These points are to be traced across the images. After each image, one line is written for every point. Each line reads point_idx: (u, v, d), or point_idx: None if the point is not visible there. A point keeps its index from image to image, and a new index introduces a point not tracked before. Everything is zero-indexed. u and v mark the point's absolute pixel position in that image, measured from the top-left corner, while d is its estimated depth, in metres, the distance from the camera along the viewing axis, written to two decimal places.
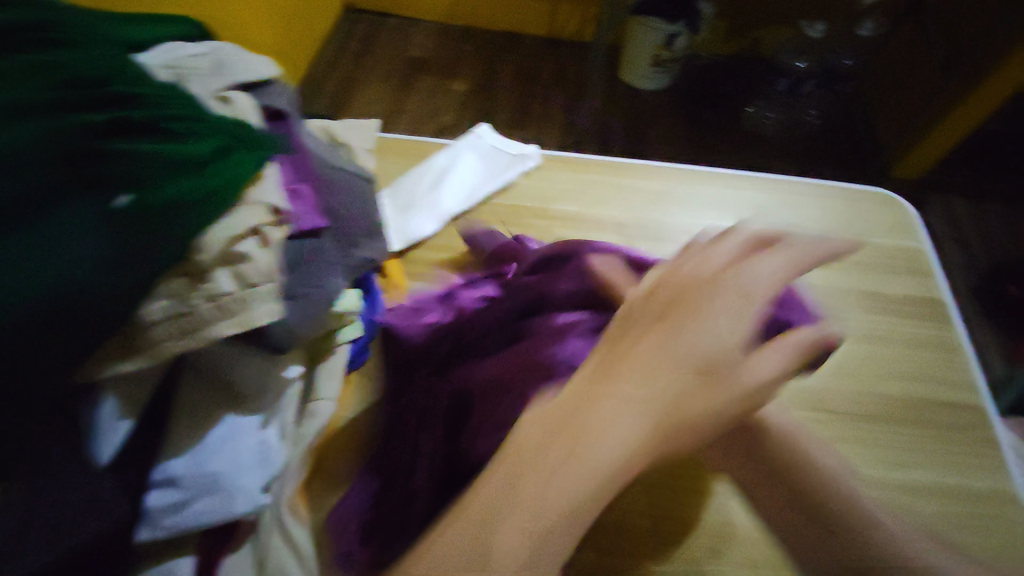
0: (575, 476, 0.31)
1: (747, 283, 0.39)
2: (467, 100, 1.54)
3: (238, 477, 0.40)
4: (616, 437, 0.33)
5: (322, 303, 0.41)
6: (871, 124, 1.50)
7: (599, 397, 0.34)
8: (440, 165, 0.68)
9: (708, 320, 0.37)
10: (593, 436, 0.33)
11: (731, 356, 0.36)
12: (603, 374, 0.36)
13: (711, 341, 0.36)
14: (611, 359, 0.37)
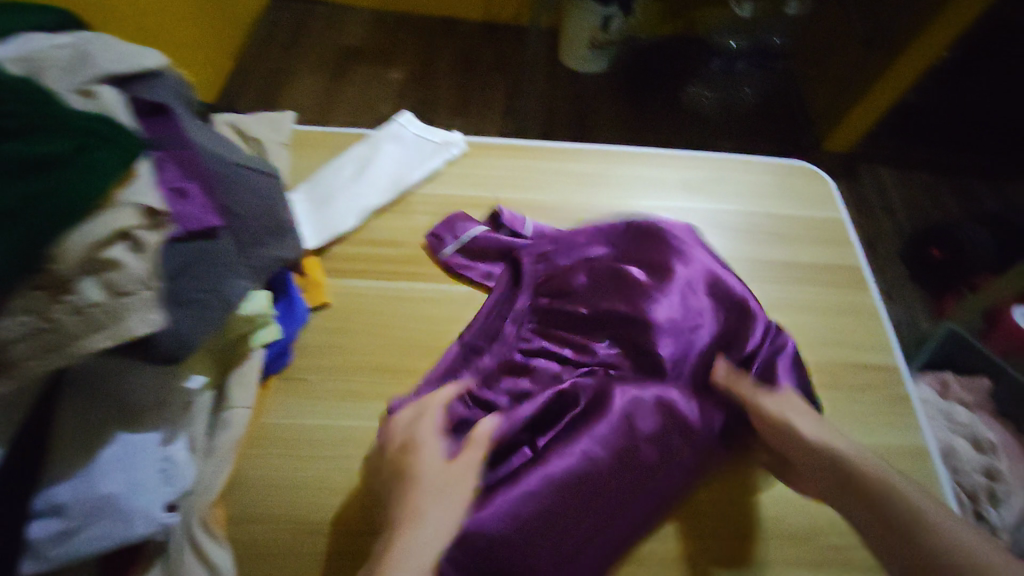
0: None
1: (433, 441, 0.44)
2: (406, 89, 1.49)
3: (133, 502, 0.37)
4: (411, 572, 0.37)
5: (219, 308, 0.39)
6: (804, 100, 1.55)
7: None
8: (361, 156, 0.65)
9: (420, 464, 0.42)
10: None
11: (439, 489, 0.41)
12: (408, 508, 0.40)
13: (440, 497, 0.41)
14: (410, 498, 0.41)
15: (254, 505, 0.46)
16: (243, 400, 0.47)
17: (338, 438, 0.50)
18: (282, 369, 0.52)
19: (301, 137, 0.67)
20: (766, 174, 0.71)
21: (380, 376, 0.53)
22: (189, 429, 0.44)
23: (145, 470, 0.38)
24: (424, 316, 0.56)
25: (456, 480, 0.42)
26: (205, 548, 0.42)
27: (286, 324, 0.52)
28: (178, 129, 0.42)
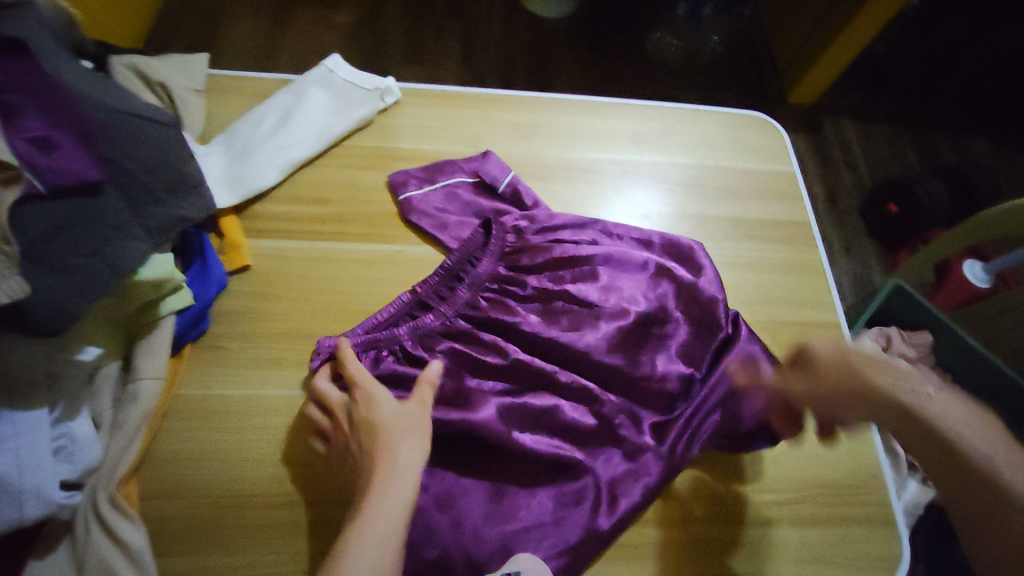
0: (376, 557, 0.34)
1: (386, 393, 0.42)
2: (355, 33, 1.39)
3: (19, 481, 0.34)
4: (388, 513, 0.36)
5: (104, 272, 0.37)
6: (770, 49, 1.51)
7: (354, 531, 0.35)
8: (284, 105, 0.60)
9: (376, 415, 0.41)
10: (365, 527, 0.35)
11: (400, 435, 0.40)
12: (375, 453, 0.39)
13: (404, 442, 0.39)
14: (372, 448, 0.39)
15: (172, 479, 0.44)
16: (152, 370, 0.43)
17: (263, 408, 0.47)
18: (198, 338, 0.49)
19: (218, 82, 0.61)
20: (717, 125, 0.68)
21: (305, 342, 0.50)
22: (94, 403, 0.41)
23: (33, 449, 0.35)
24: (356, 277, 0.53)
25: (416, 425, 0.41)
26: (115, 527, 0.38)
27: (199, 289, 0.48)
28: (44, 69, 0.36)
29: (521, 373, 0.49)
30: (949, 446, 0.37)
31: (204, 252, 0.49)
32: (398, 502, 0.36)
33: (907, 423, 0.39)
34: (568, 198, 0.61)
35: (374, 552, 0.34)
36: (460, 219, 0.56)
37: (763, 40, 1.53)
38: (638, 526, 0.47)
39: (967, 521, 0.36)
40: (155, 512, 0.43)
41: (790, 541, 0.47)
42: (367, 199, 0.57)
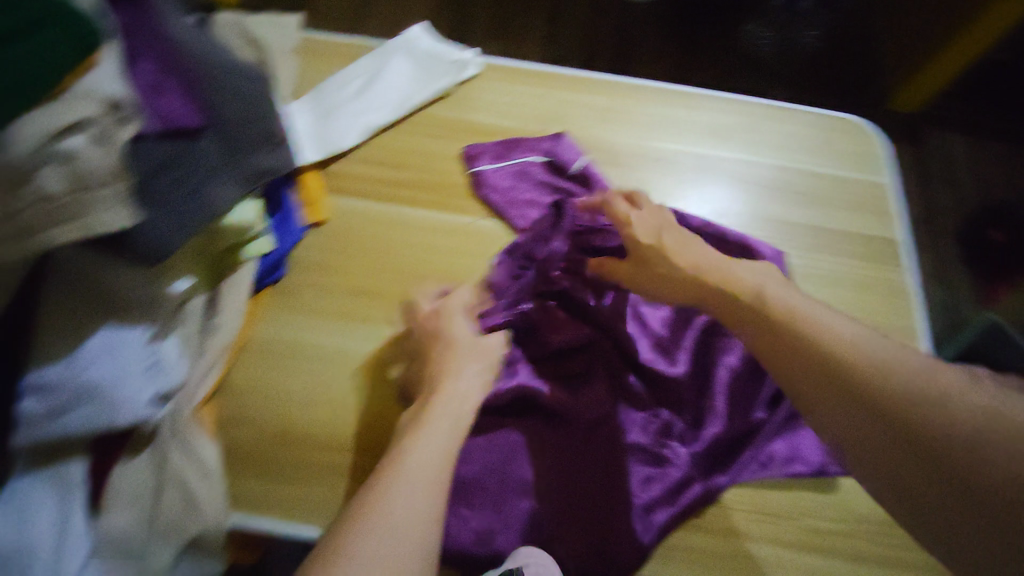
0: (435, 446, 0.37)
1: (462, 325, 0.46)
2: (439, 3, 1.40)
3: (115, 392, 0.38)
4: (450, 416, 0.39)
5: (195, 213, 0.39)
6: (876, 49, 1.39)
7: (420, 422, 0.39)
8: (371, 69, 0.62)
9: (450, 332, 0.45)
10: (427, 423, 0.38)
11: (471, 360, 0.44)
12: (446, 365, 0.43)
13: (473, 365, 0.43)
14: (444, 362, 0.43)
15: (242, 411, 0.48)
16: (232, 307, 0.47)
17: (327, 358, 0.50)
18: (274, 282, 0.53)
19: (311, 43, 0.64)
20: (807, 126, 0.64)
21: (368, 300, 0.52)
22: (181, 328, 0.45)
23: (127, 365, 0.39)
24: (424, 243, 0.55)
25: (484, 355, 0.45)
26: (192, 444, 0.43)
27: (279, 237, 0.52)
28: (155, 13, 0.39)
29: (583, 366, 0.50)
30: (845, 387, 0.36)
31: (286, 205, 0.53)
32: (462, 411, 0.40)
33: (775, 338, 0.40)
34: (640, 186, 0.59)
35: (436, 442, 0.37)
36: (528, 197, 0.57)
37: (870, 38, 1.41)
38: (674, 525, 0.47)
39: (877, 454, 0.35)
40: (227, 437, 0.47)
41: (832, 568, 0.46)
42: (439, 168, 0.58)
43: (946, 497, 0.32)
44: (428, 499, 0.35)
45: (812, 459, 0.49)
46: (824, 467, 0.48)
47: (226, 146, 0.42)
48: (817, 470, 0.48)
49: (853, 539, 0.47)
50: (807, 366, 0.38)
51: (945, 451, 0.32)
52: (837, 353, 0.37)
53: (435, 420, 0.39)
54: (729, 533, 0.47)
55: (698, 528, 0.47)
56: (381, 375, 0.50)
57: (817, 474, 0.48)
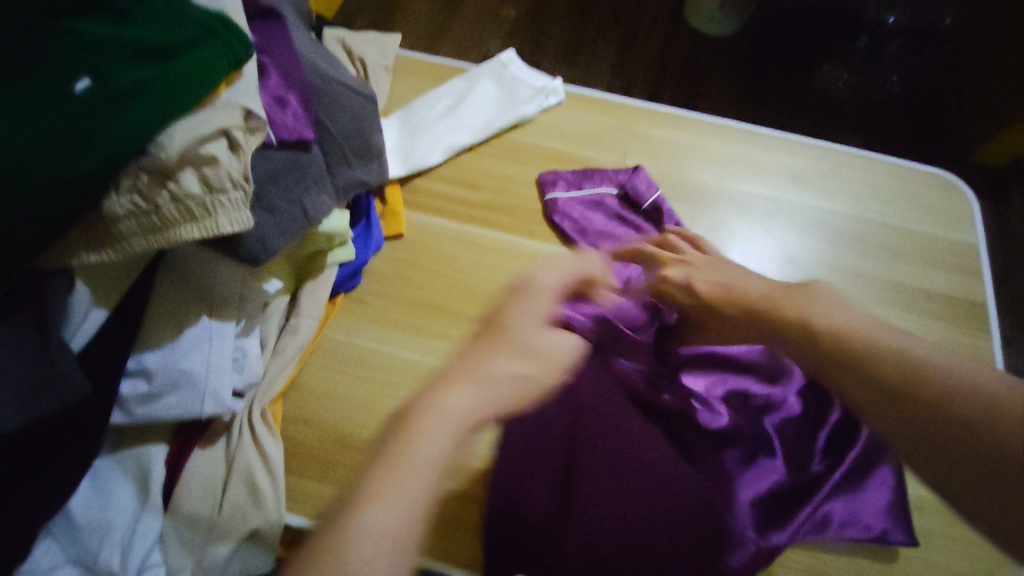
0: (450, 445, 0.31)
1: (535, 307, 0.40)
2: (514, 27, 1.44)
3: (207, 379, 0.40)
4: (485, 398, 0.34)
5: (299, 219, 0.41)
6: (961, 100, 1.33)
7: (439, 396, 0.32)
8: (456, 91, 0.64)
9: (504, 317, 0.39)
10: (415, 445, 0.30)
11: (521, 342, 0.37)
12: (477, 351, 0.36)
13: (516, 348, 0.37)
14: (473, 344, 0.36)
15: (308, 410, 0.49)
16: (311, 311, 0.49)
17: (392, 367, 0.51)
18: (350, 290, 0.54)
19: (403, 63, 0.67)
20: (893, 178, 0.62)
21: (436, 315, 0.53)
22: (264, 325, 0.47)
23: (221, 355, 0.41)
24: (493, 264, 0.56)
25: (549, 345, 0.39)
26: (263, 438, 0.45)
27: (361, 248, 0.54)
28: (286, 35, 0.43)
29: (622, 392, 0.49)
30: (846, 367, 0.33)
31: (369, 215, 0.55)
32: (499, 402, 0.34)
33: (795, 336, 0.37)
34: (713, 225, 0.59)
35: (445, 435, 0.31)
36: (601, 227, 0.57)
37: (955, 88, 1.36)
38: None
39: (932, 458, 0.28)
40: (293, 435, 0.48)
41: None
42: (514, 191, 0.60)
43: (1005, 499, 0.26)
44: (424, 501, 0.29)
45: (873, 524, 0.46)
46: (888, 536, 0.46)
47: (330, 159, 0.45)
48: (879, 537, 0.46)
49: None
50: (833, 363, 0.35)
51: (985, 435, 0.27)
52: (889, 353, 0.32)
53: (450, 415, 0.31)
54: None
55: None
56: None
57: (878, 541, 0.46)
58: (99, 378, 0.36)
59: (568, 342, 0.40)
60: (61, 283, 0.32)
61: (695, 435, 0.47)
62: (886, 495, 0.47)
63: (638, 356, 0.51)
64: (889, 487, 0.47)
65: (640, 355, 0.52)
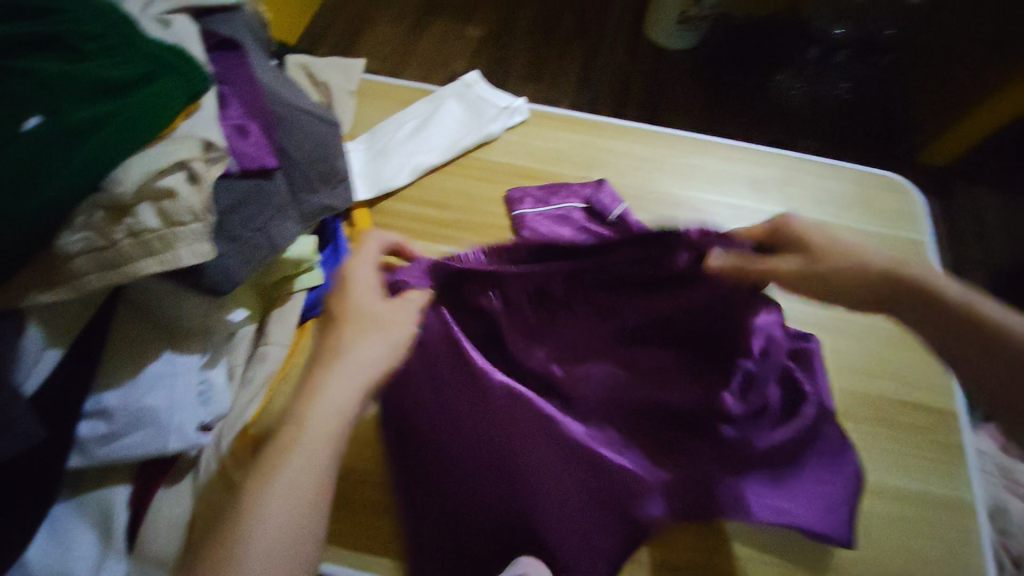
0: (329, 433, 0.37)
1: (362, 284, 0.45)
2: (480, 47, 1.46)
3: (172, 414, 0.39)
4: (352, 378, 0.39)
5: (263, 247, 0.41)
6: (908, 104, 1.40)
7: (312, 397, 0.38)
8: (422, 112, 0.65)
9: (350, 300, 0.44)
10: (294, 447, 0.36)
11: (385, 329, 0.43)
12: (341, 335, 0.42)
13: (377, 333, 0.42)
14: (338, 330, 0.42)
15: None
16: (281, 339, 0.48)
17: None
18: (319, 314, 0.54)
19: (368, 86, 0.67)
20: (844, 182, 0.65)
21: None
22: (231, 355, 0.47)
23: (186, 388, 0.41)
24: None
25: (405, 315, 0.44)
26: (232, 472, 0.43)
27: (329, 271, 0.53)
28: (245, 64, 0.43)
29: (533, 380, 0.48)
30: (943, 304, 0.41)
31: (337, 239, 0.55)
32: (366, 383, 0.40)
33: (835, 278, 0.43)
34: None
35: (327, 424, 0.37)
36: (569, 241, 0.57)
37: (902, 93, 1.43)
38: None
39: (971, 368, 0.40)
40: None
41: None
42: (482, 208, 0.60)
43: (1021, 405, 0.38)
44: (312, 490, 0.36)
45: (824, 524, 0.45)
46: (836, 536, 0.44)
47: (292, 185, 0.45)
48: (830, 539, 0.44)
49: None
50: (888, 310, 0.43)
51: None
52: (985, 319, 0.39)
53: (330, 403, 0.38)
54: None
55: None
56: None
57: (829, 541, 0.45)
58: (56, 418, 0.35)
59: (408, 306, 0.45)
60: (10, 324, 0.32)
61: (611, 413, 0.48)
62: (847, 500, 0.46)
63: (506, 279, 0.46)
64: (851, 489, 0.46)
65: (511, 283, 0.46)
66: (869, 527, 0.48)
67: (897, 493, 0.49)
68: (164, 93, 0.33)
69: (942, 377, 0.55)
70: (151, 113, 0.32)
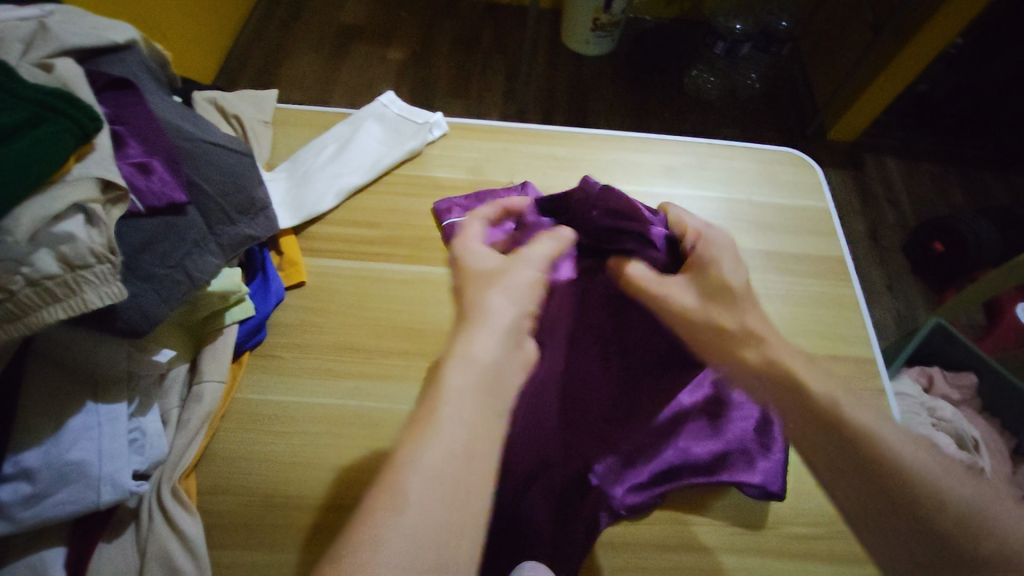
0: (475, 386, 0.32)
1: (476, 250, 0.40)
2: (403, 69, 1.47)
3: (99, 466, 0.38)
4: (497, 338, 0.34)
5: (184, 283, 0.41)
6: (810, 87, 1.51)
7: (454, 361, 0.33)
8: (342, 136, 0.65)
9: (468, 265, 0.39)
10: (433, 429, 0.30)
11: (512, 279, 0.37)
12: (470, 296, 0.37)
13: (502, 284, 0.37)
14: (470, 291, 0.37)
15: (222, 479, 0.46)
16: (216, 373, 0.47)
17: (306, 416, 0.49)
18: (254, 346, 0.52)
19: (286, 115, 0.67)
20: (749, 162, 0.70)
21: (351, 356, 0.53)
22: (163, 401, 0.46)
23: (113, 439, 0.39)
24: (397, 294, 0.56)
25: (529, 263, 0.39)
26: (176, 517, 0.42)
27: (260, 302, 0.53)
28: (143, 102, 0.43)
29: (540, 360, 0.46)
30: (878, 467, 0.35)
31: (266, 268, 0.55)
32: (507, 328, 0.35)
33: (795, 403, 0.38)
34: None
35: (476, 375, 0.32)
36: None
37: (803, 78, 1.54)
38: (666, 552, 0.46)
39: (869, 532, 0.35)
40: (209, 508, 0.45)
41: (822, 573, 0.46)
42: (412, 223, 0.61)
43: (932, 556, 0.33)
44: (467, 452, 0.30)
45: (754, 489, 0.47)
46: (767, 487, 0.47)
47: (209, 218, 0.45)
48: (762, 491, 0.47)
49: (848, 550, 0.47)
50: (772, 395, 0.39)
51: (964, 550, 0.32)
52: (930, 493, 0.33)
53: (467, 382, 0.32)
54: (729, 556, 0.47)
55: (695, 555, 0.46)
56: (357, 427, 0.49)
57: (763, 494, 0.47)
58: None
59: (542, 253, 0.40)
60: None
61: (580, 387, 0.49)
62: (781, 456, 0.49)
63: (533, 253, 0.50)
64: (784, 446, 0.49)
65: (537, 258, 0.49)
66: (809, 476, 0.51)
67: None
68: (50, 134, 0.32)
69: (861, 326, 0.59)
70: (37, 156, 0.31)
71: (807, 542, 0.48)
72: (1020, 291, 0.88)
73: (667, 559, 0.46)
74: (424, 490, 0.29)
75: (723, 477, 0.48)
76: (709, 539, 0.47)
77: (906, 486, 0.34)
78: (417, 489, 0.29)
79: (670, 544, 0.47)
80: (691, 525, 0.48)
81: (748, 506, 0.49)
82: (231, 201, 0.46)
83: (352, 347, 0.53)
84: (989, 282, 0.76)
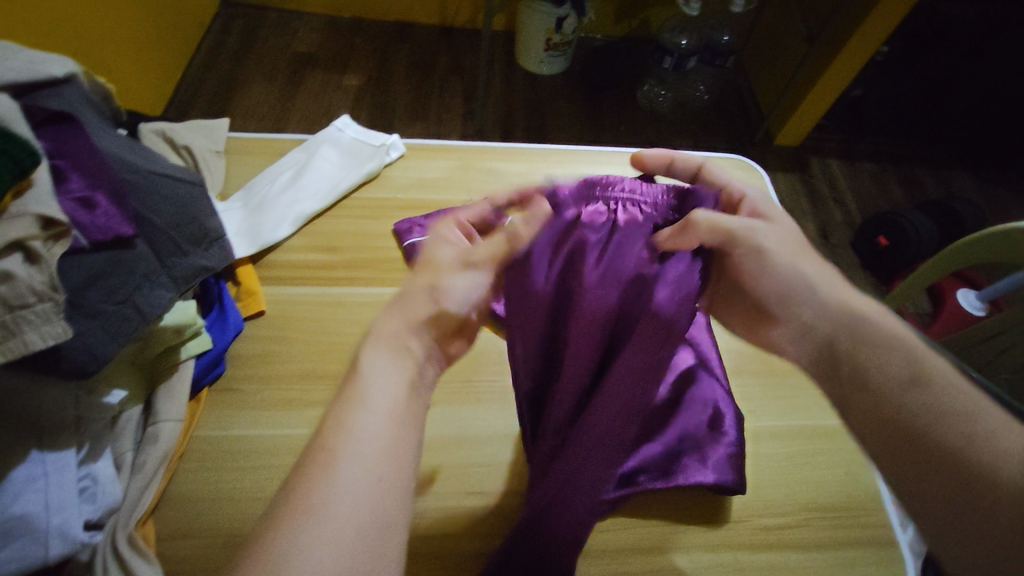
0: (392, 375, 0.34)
1: (441, 235, 0.41)
2: (361, 94, 1.48)
3: (45, 518, 0.36)
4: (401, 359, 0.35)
5: (133, 318, 0.40)
6: (754, 97, 1.58)
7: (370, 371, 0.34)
8: (297, 162, 0.65)
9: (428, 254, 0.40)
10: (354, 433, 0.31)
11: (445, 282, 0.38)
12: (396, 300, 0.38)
13: (435, 284, 0.38)
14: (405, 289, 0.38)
15: (184, 520, 0.44)
16: (172, 413, 0.45)
17: (270, 448, 0.48)
18: (214, 381, 0.51)
19: (238, 145, 0.67)
20: None
21: (315, 383, 0.51)
22: (116, 445, 0.44)
23: (61, 487, 0.37)
24: (361, 318, 0.56)
25: (473, 266, 0.39)
26: (131, 566, 0.39)
27: (217, 334, 0.51)
28: (84, 136, 0.42)
29: (654, 339, 0.41)
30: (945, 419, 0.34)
31: (222, 300, 0.53)
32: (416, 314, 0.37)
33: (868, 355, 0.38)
34: None
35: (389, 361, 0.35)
36: None
37: (748, 88, 1.61)
38: (645, 556, 0.46)
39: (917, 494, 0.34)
40: (169, 555, 0.43)
41: (794, 563, 0.47)
42: (372, 244, 0.61)
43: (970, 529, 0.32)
44: (393, 435, 0.32)
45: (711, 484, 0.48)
46: (720, 482, 0.48)
47: (160, 251, 0.44)
48: (719, 487, 0.48)
49: (820, 539, 0.48)
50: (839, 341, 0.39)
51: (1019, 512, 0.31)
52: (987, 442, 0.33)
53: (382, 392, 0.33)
54: (705, 555, 0.47)
55: (674, 556, 0.47)
56: None
57: (722, 490, 0.48)
58: None
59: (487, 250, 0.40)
60: None
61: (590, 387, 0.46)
62: (736, 449, 0.50)
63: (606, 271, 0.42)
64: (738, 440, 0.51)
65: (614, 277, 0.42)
66: (777, 469, 0.52)
67: (790, 432, 0.54)
68: None
69: None
70: None
71: (782, 534, 0.49)
72: (958, 279, 0.94)
73: (648, 563, 0.46)
74: (355, 479, 0.30)
75: (681, 479, 0.48)
76: (687, 539, 0.48)
77: (973, 439, 0.33)
78: (343, 493, 0.29)
79: (649, 548, 0.47)
80: (669, 527, 0.48)
81: (723, 503, 0.50)
82: (183, 233, 0.46)
83: (316, 374, 0.52)
84: (930, 271, 0.80)
